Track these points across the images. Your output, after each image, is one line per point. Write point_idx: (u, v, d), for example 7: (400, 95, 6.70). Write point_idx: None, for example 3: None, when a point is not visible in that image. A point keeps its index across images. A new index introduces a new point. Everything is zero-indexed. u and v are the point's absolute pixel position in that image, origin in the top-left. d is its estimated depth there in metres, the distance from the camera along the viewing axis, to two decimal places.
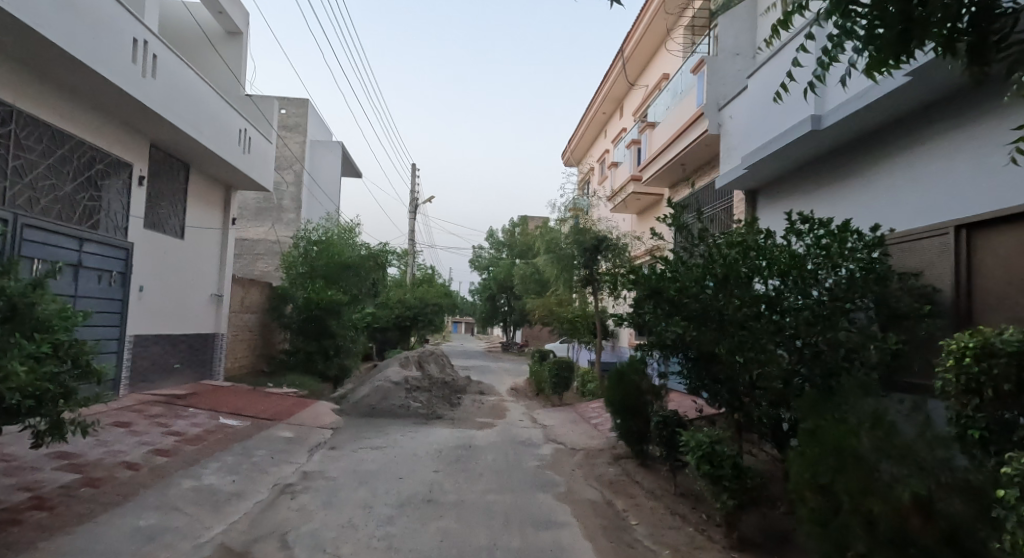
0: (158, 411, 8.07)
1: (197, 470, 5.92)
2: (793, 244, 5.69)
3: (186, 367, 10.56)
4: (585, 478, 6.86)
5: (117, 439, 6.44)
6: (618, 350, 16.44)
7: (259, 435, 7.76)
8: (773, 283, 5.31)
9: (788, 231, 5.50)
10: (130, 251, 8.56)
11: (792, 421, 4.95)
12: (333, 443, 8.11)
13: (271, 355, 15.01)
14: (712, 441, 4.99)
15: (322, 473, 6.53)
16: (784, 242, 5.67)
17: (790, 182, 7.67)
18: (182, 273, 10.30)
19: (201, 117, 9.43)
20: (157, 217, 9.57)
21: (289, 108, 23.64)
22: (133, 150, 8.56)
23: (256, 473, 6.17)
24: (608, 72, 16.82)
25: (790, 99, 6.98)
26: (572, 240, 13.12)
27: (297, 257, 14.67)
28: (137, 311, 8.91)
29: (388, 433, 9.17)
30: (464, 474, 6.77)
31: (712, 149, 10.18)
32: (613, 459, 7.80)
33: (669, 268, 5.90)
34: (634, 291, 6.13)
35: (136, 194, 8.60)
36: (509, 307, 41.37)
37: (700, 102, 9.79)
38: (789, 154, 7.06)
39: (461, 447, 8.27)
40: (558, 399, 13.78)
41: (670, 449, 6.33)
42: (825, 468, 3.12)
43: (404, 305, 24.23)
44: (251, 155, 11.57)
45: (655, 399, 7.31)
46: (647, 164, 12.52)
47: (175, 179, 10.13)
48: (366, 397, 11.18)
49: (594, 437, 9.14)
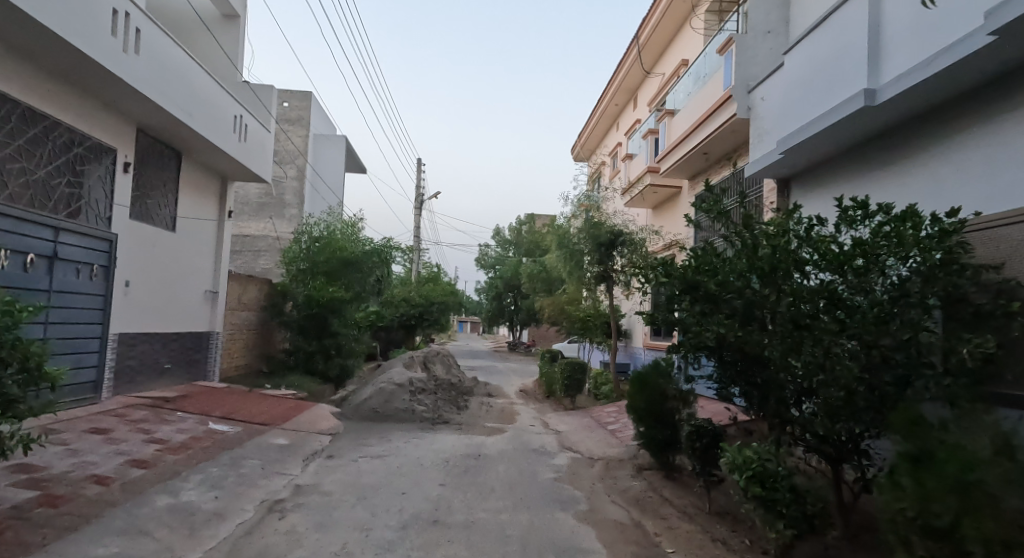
0: (142, 415, 7.44)
1: (175, 485, 5.29)
2: (849, 232, 4.95)
3: (176, 367, 9.94)
4: (608, 493, 6.18)
5: (90, 449, 5.81)
6: (633, 350, 15.70)
7: (250, 443, 7.12)
8: (828, 277, 4.58)
9: (842, 217, 4.80)
10: (114, 243, 7.95)
11: (854, 436, 4.24)
12: (331, 452, 7.48)
13: (270, 354, 14.41)
14: (764, 459, 4.35)
15: (317, 487, 5.88)
16: (836, 231, 4.95)
17: (835, 167, 6.98)
18: (174, 268, 9.74)
19: (192, 99, 8.81)
20: (144, 206, 8.95)
21: (290, 101, 22.98)
22: (118, 133, 7.99)
23: (243, 488, 5.54)
24: (623, 61, 16.15)
25: (836, 74, 6.28)
26: (585, 234, 12.45)
27: (298, 253, 14.10)
28: (123, 307, 8.32)
29: (390, 440, 8.52)
30: (473, 489, 6.11)
31: (739, 136, 9.50)
32: (635, 471, 7.12)
33: (706, 259, 5.22)
34: (665, 285, 5.46)
35: (122, 181, 8.01)
36: (516, 307, 40.61)
37: (728, 84, 9.09)
38: (836, 134, 6.35)
39: (470, 456, 7.61)
40: (569, 402, 13.07)
41: (704, 462, 5.73)
42: (944, 506, 2.41)
43: (409, 303, 23.60)
44: (247, 143, 10.92)
45: (682, 405, 6.73)
46: (665, 154, 11.83)
47: (165, 166, 9.52)
48: (367, 400, 10.54)
49: (612, 445, 8.44)
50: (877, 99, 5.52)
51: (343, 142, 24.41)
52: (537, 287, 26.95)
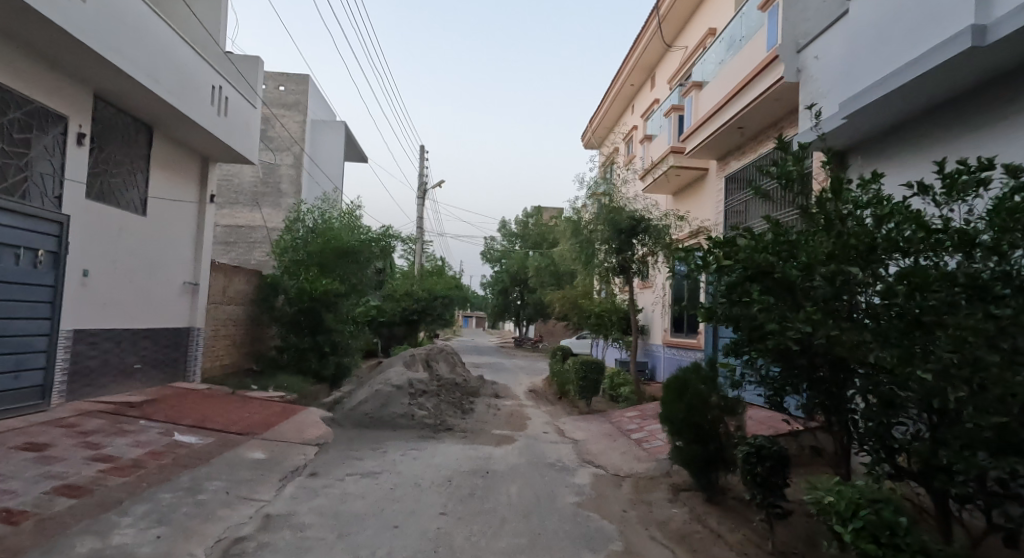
0: (96, 426, 6.40)
1: (109, 521, 4.23)
2: (960, 205, 3.81)
3: (147, 368, 8.92)
4: (644, 526, 5.08)
5: (12, 473, 4.74)
6: (651, 347, 14.49)
7: (220, 460, 6.07)
8: (951, 260, 3.43)
9: (951, 187, 3.69)
10: (66, 226, 6.92)
11: (1000, 478, 3.04)
12: (315, 468, 6.41)
13: (261, 352, 13.35)
14: (872, 502, 3.20)
15: (289, 518, 4.80)
16: (943, 206, 3.82)
17: (907, 133, 5.76)
18: (144, 258, 8.72)
19: (158, 63, 7.72)
20: (108, 187, 7.93)
21: (287, 85, 21.95)
22: (70, 99, 6.94)
23: (196, 522, 4.46)
24: (640, 36, 15.03)
25: (924, 14, 5.11)
26: (603, 220, 11.34)
27: (290, 242, 13.06)
28: (78, 300, 7.28)
29: (386, 452, 7.47)
30: (481, 520, 5.04)
31: (784, 104, 8.32)
32: (672, 494, 6.00)
33: (779, 238, 4.06)
34: (725, 271, 4.26)
35: (74, 155, 6.99)
36: (523, 301, 39.50)
37: (772, 44, 7.93)
38: (920, 90, 5.15)
39: (476, 474, 6.54)
40: (585, 406, 11.93)
41: (768, 491, 4.60)
42: None
43: (412, 297, 22.54)
44: (229, 119, 9.85)
45: (728, 418, 5.70)
46: (692, 132, 10.67)
47: (134, 142, 8.50)
48: (363, 403, 9.48)
49: (640, 459, 7.33)
50: (988, 39, 4.32)
51: (343, 129, 23.37)
52: (546, 281, 25.81)
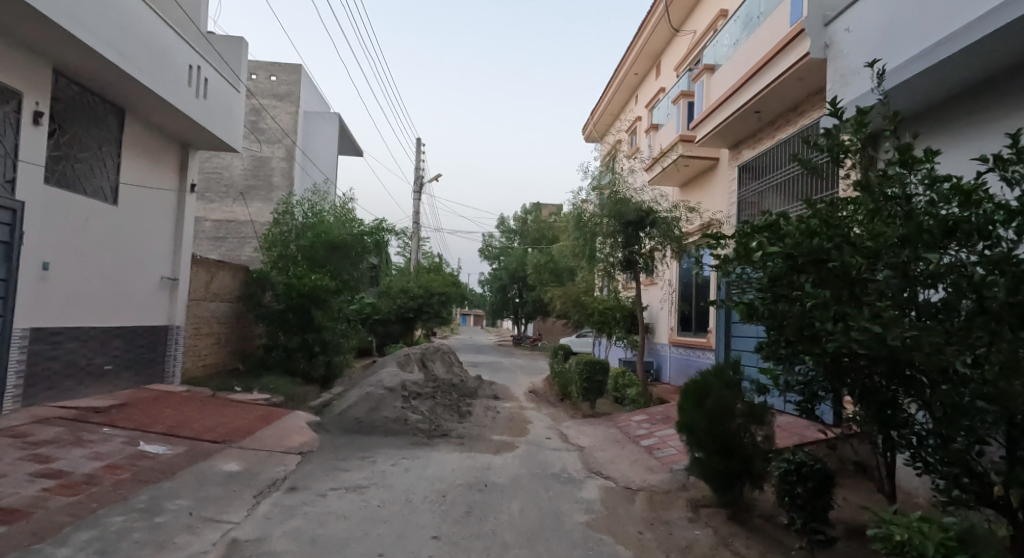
0: (52, 435, 5.77)
1: (41, 553, 3.59)
2: None
3: (118, 369, 8.28)
4: (665, 551, 4.47)
5: None
6: (657, 346, 13.88)
7: (187, 474, 5.43)
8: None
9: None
10: (20, 213, 6.27)
11: None
12: (294, 482, 5.76)
13: (247, 351, 12.71)
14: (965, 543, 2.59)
15: (259, 545, 4.16)
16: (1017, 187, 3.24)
17: (975, 101, 5.09)
18: (115, 251, 8.07)
19: (127, 38, 7.05)
20: (71, 173, 7.28)
21: (278, 75, 21.30)
22: (23, 73, 6.29)
23: (147, 551, 3.82)
24: (643, 23, 14.52)
25: None
26: (607, 212, 10.70)
27: (278, 237, 12.45)
28: (38, 296, 6.65)
29: (375, 462, 6.83)
30: (479, 544, 4.42)
31: (807, 85, 7.71)
32: (692, 512, 5.38)
33: (828, 219, 3.41)
34: (766, 259, 3.57)
35: (31, 135, 6.39)
36: (521, 299, 38.85)
37: (795, 20, 7.32)
38: (991, 50, 4.48)
39: (474, 488, 5.92)
40: (589, 408, 11.31)
41: (812, 513, 4.04)
42: None
43: (408, 294, 21.91)
44: (208, 102, 9.19)
45: (754, 427, 5.08)
46: (701, 119, 10.08)
47: (102, 124, 7.85)
48: (353, 406, 8.87)
49: (653, 470, 6.71)
50: None
51: (336, 121, 22.77)
52: (546, 278, 25.18)
